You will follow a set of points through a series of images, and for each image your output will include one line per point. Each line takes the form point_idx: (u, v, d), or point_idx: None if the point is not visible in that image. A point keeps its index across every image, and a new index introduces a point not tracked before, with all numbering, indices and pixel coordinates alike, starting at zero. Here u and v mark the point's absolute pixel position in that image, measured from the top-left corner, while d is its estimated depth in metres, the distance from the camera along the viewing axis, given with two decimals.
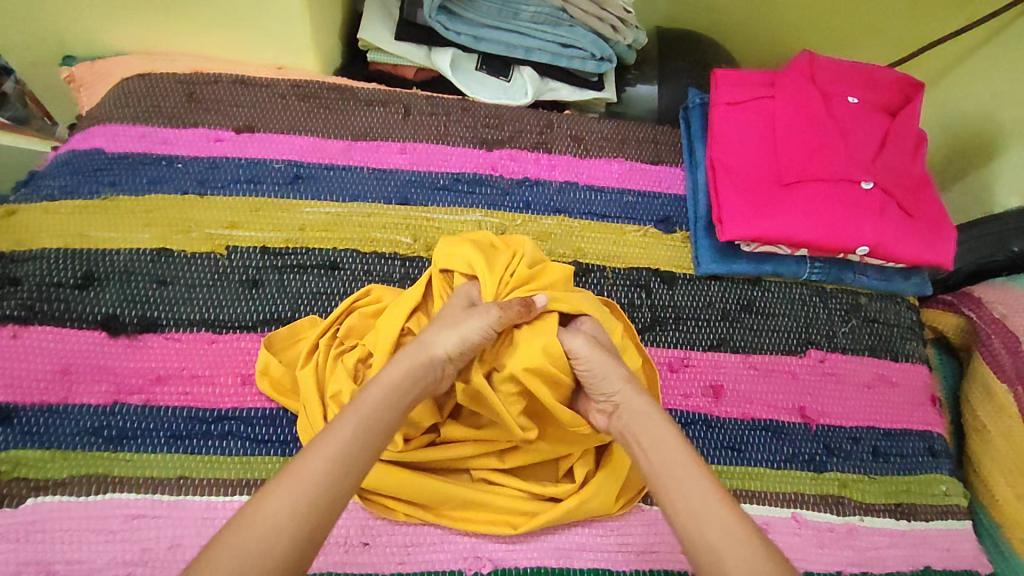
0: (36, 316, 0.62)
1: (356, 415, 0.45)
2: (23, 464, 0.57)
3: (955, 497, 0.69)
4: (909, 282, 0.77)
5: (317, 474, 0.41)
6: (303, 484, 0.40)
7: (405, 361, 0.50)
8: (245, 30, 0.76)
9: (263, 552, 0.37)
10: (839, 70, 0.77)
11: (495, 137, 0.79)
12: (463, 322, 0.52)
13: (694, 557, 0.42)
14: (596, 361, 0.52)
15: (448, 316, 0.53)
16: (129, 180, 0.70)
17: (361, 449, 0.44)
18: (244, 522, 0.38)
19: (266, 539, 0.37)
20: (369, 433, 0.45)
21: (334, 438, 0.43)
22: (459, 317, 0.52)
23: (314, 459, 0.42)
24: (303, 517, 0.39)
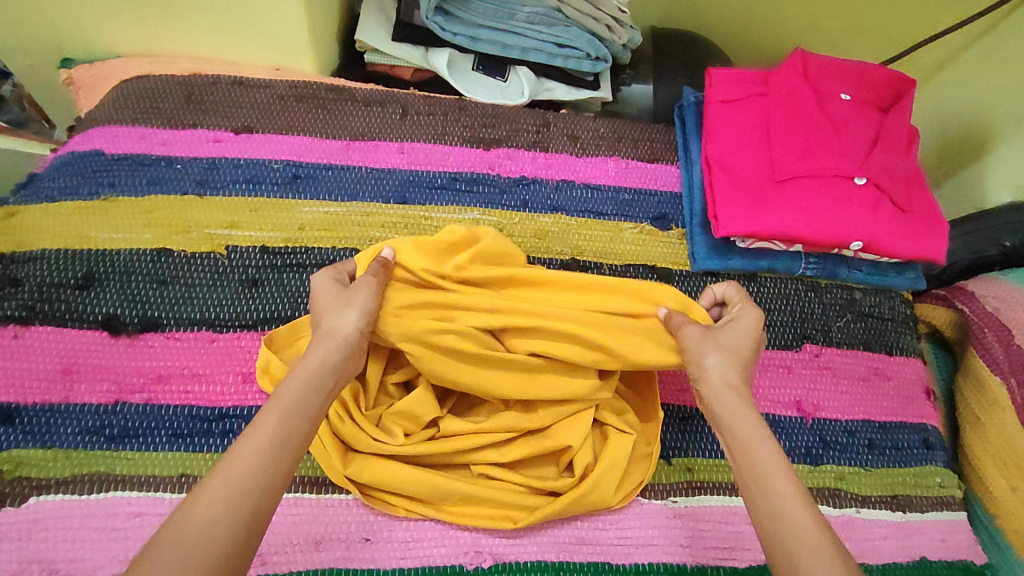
0: (37, 317, 0.62)
1: (280, 408, 0.46)
2: (26, 464, 0.57)
3: (950, 488, 0.70)
4: (903, 276, 0.78)
5: (246, 469, 0.42)
6: (231, 480, 0.41)
7: (317, 350, 0.50)
8: (243, 31, 0.76)
9: (200, 551, 0.37)
10: (831, 68, 0.78)
11: (492, 136, 0.79)
12: (351, 298, 0.53)
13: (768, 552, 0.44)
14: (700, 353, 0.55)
15: (333, 298, 0.54)
16: (129, 181, 0.70)
17: (290, 437, 0.45)
18: (175, 528, 0.38)
19: (201, 538, 0.38)
20: (296, 423, 0.46)
21: (259, 433, 0.44)
22: (345, 295, 0.54)
23: (239, 456, 0.42)
24: (236, 510, 0.40)
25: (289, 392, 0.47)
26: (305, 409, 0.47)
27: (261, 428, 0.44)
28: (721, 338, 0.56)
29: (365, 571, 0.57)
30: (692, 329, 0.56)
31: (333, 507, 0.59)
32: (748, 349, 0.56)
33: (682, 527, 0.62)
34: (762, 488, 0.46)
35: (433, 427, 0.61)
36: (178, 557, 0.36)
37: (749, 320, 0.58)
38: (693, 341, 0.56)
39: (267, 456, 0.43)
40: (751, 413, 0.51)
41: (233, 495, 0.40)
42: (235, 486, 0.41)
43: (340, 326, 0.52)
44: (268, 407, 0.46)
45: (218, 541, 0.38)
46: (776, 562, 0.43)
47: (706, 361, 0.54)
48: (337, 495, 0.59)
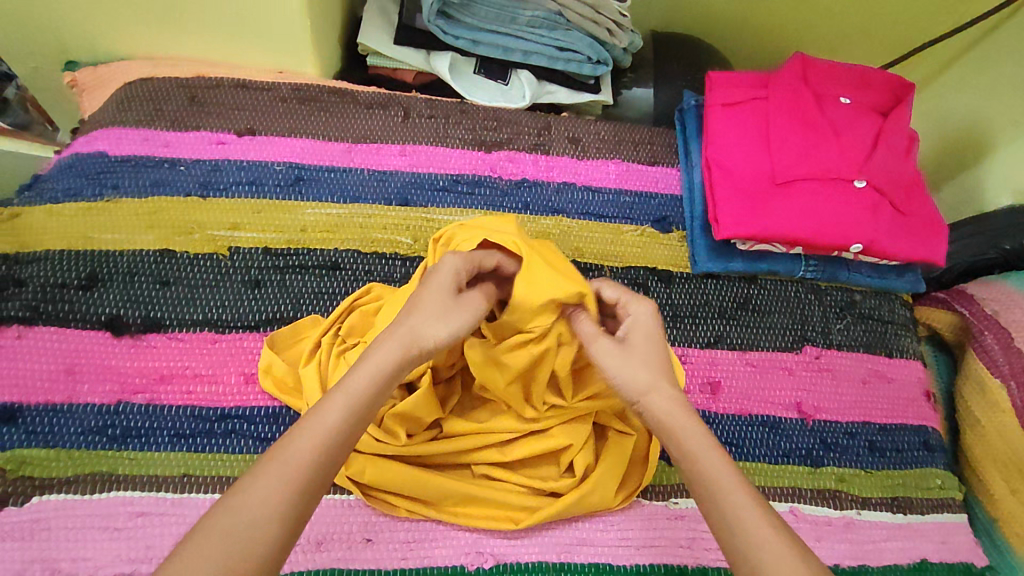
0: (41, 317, 0.63)
1: (345, 400, 0.45)
2: (29, 463, 0.57)
3: (950, 490, 0.70)
4: (903, 279, 0.78)
5: (301, 463, 0.41)
6: (286, 474, 0.40)
7: (394, 347, 0.48)
8: (246, 33, 0.77)
9: (250, 537, 0.37)
10: (832, 72, 0.79)
11: (493, 138, 0.80)
12: (450, 314, 0.50)
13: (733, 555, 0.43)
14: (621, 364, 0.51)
15: (436, 302, 0.51)
16: (131, 183, 0.71)
17: (345, 434, 0.44)
18: (220, 522, 0.38)
19: (249, 533, 0.38)
20: (356, 417, 0.45)
21: (318, 424, 0.43)
22: (448, 305, 0.51)
23: (298, 446, 0.42)
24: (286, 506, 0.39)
25: (355, 387, 0.46)
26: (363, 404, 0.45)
27: (321, 421, 0.43)
28: (632, 344, 0.52)
29: (367, 571, 0.57)
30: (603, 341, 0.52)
31: (336, 507, 0.59)
32: (659, 352, 0.52)
33: (683, 529, 0.62)
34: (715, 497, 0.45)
35: (434, 428, 0.61)
36: (227, 543, 0.37)
37: (645, 315, 0.54)
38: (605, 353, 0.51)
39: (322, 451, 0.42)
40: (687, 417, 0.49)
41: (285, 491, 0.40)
42: (288, 481, 0.40)
43: (424, 334, 0.49)
44: (331, 395, 0.45)
45: (264, 537, 0.38)
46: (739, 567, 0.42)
47: (629, 374, 0.50)
48: (339, 496, 0.59)
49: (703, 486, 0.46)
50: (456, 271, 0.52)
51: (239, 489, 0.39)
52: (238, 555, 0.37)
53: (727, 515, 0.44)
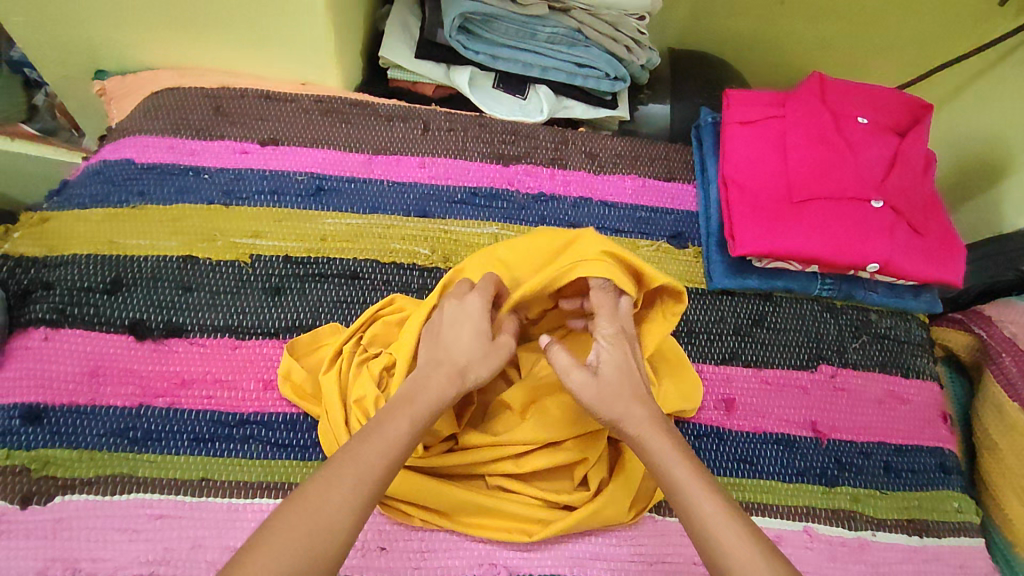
0: (67, 320, 0.64)
1: (408, 417, 0.49)
2: (52, 463, 0.58)
3: (967, 514, 0.70)
4: (919, 299, 0.77)
5: (371, 471, 0.45)
6: (358, 480, 0.44)
7: (444, 383, 0.52)
8: (273, 46, 0.78)
9: (330, 527, 0.41)
10: (850, 92, 0.80)
11: (511, 152, 0.81)
12: (488, 353, 0.56)
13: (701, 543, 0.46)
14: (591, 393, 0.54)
15: (475, 341, 0.55)
16: (157, 190, 0.72)
17: (405, 449, 0.48)
18: (299, 516, 0.41)
19: (323, 533, 0.41)
20: (417, 433, 0.49)
21: (385, 440, 0.47)
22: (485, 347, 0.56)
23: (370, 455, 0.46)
24: (354, 511, 0.43)
25: (419, 410, 0.50)
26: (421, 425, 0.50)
27: (388, 435, 0.47)
28: (605, 376, 0.55)
29: None
30: (579, 373, 0.55)
31: None
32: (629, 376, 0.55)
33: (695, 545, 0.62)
34: (703, 531, 0.46)
35: (450, 441, 0.62)
36: (310, 525, 0.41)
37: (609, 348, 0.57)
38: (581, 386, 0.54)
39: (387, 464, 0.46)
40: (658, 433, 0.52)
41: (356, 498, 0.44)
42: (359, 488, 0.44)
43: (472, 374, 0.54)
44: (396, 410, 0.49)
45: (334, 539, 0.41)
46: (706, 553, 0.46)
47: (603, 404, 0.53)
48: None
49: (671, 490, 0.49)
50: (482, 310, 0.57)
51: (316, 486, 0.43)
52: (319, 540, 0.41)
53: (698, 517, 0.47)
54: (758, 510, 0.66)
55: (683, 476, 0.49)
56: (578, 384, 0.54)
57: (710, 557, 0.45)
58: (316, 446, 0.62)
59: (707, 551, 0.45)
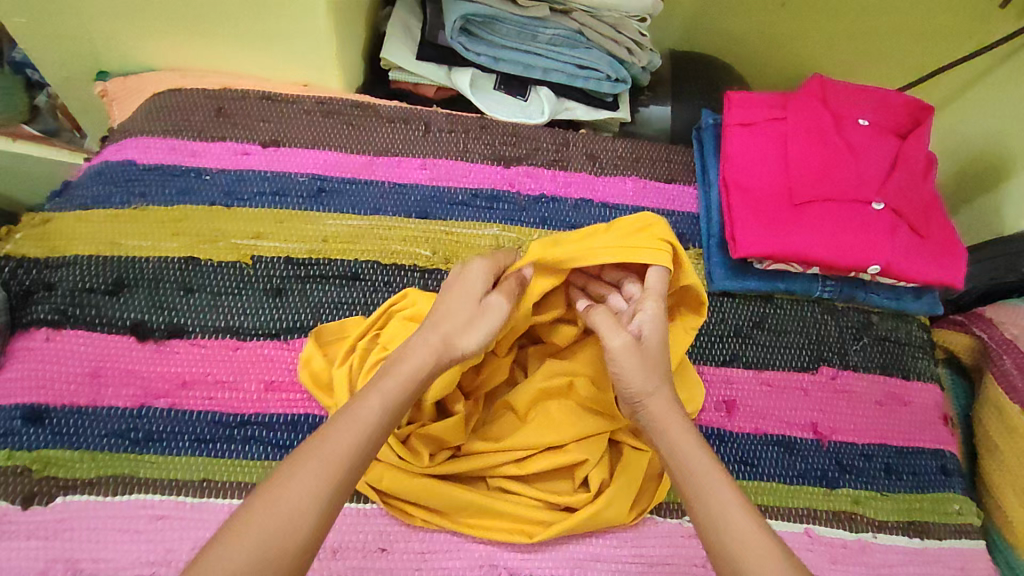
0: (69, 321, 0.64)
1: (380, 397, 0.49)
2: (53, 464, 0.58)
3: (968, 516, 0.70)
4: (920, 301, 0.77)
5: (337, 455, 0.45)
6: (323, 466, 0.44)
7: (425, 352, 0.52)
8: (274, 48, 0.79)
9: (295, 514, 0.42)
10: (851, 94, 0.80)
11: (512, 154, 0.81)
12: (476, 320, 0.54)
13: (701, 524, 0.47)
14: (628, 361, 0.54)
15: (462, 306, 0.55)
16: (159, 191, 0.72)
17: (380, 428, 0.48)
18: (258, 510, 0.41)
19: (285, 525, 0.41)
20: (391, 413, 0.48)
21: (353, 421, 0.47)
22: (473, 313, 0.55)
23: (337, 437, 0.45)
24: (320, 498, 0.43)
25: (391, 386, 0.49)
26: (394, 403, 0.49)
27: (357, 417, 0.47)
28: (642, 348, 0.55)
29: None
30: (626, 338, 0.55)
31: (351, 516, 0.59)
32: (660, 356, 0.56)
33: (696, 547, 0.62)
34: (707, 511, 0.47)
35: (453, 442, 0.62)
36: (275, 512, 0.41)
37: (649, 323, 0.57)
38: (622, 351, 0.54)
39: (356, 447, 0.46)
40: (675, 417, 0.53)
41: (321, 484, 0.43)
42: (324, 475, 0.44)
43: (456, 342, 0.53)
44: (368, 389, 0.49)
45: (297, 529, 0.41)
46: (706, 534, 0.47)
47: (633, 377, 0.54)
48: (354, 505, 0.60)
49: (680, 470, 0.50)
50: (484, 279, 0.57)
51: (279, 478, 0.43)
52: (284, 526, 0.41)
53: (704, 498, 0.48)
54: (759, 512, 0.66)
55: (693, 459, 0.50)
56: (618, 348, 0.55)
57: (718, 553, 0.46)
58: None
59: (707, 531, 0.47)
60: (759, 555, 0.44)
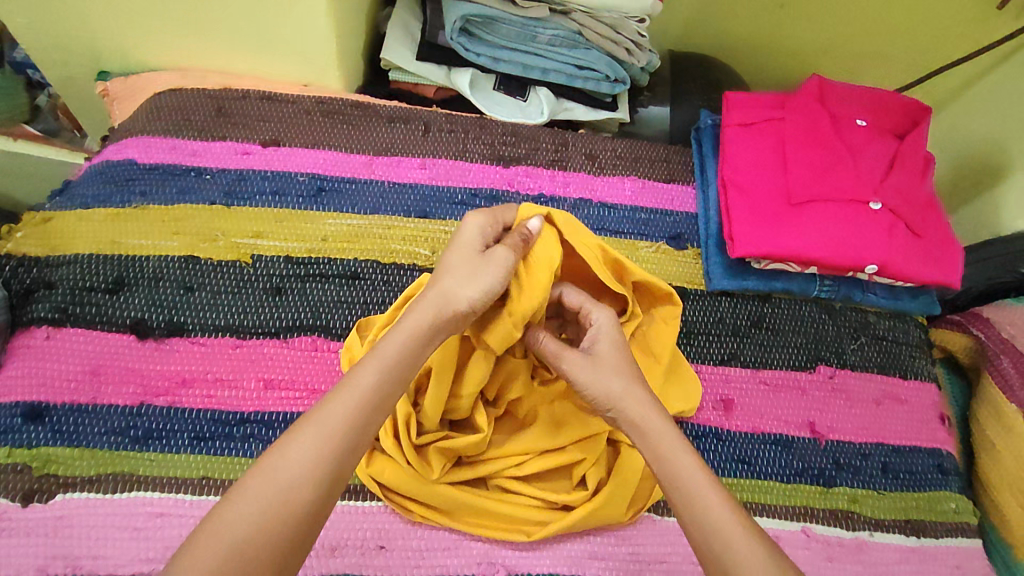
0: (69, 319, 0.64)
1: (378, 364, 0.48)
2: (53, 461, 0.59)
3: (965, 515, 0.70)
4: (918, 300, 0.78)
5: (334, 426, 0.45)
6: (321, 437, 0.44)
7: (427, 310, 0.51)
8: (275, 48, 0.79)
9: (296, 482, 0.42)
10: (849, 95, 0.80)
11: (511, 153, 0.81)
12: (478, 272, 0.53)
13: (691, 527, 0.47)
14: (587, 379, 0.54)
15: (461, 261, 0.54)
16: (160, 190, 0.72)
17: (381, 400, 0.47)
18: (256, 483, 0.41)
19: (283, 495, 0.41)
20: (390, 380, 0.48)
21: (354, 390, 0.46)
22: (475, 265, 0.53)
23: (335, 407, 0.45)
24: (319, 468, 0.43)
25: (389, 350, 0.49)
26: (395, 374, 0.48)
27: (354, 385, 0.47)
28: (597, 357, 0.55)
29: None
30: (575, 358, 0.55)
31: (350, 514, 0.59)
32: (625, 358, 0.56)
33: None
34: (698, 514, 0.47)
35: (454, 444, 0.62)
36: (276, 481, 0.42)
37: (607, 323, 0.57)
38: (574, 365, 0.55)
39: (353, 416, 0.45)
40: (656, 415, 0.52)
41: (318, 456, 0.43)
42: (322, 446, 0.44)
43: (458, 294, 0.52)
44: (367, 358, 0.49)
45: (296, 500, 0.42)
46: (696, 539, 0.47)
47: (602, 384, 0.53)
48: (354, 502, 0.60)
49: (667, 474, 0.49)
50: (478, 234, 0.55)
51: (277, 451, 0.43)
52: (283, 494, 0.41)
53: (692, 502, 0.48)
54: (756, 510, 0.66)
55: (679, 461, 0.50)
56: (572, 372, 0.55)
57: (714, 562, 0.45)
58: None
59: (699, 536, 0.47)
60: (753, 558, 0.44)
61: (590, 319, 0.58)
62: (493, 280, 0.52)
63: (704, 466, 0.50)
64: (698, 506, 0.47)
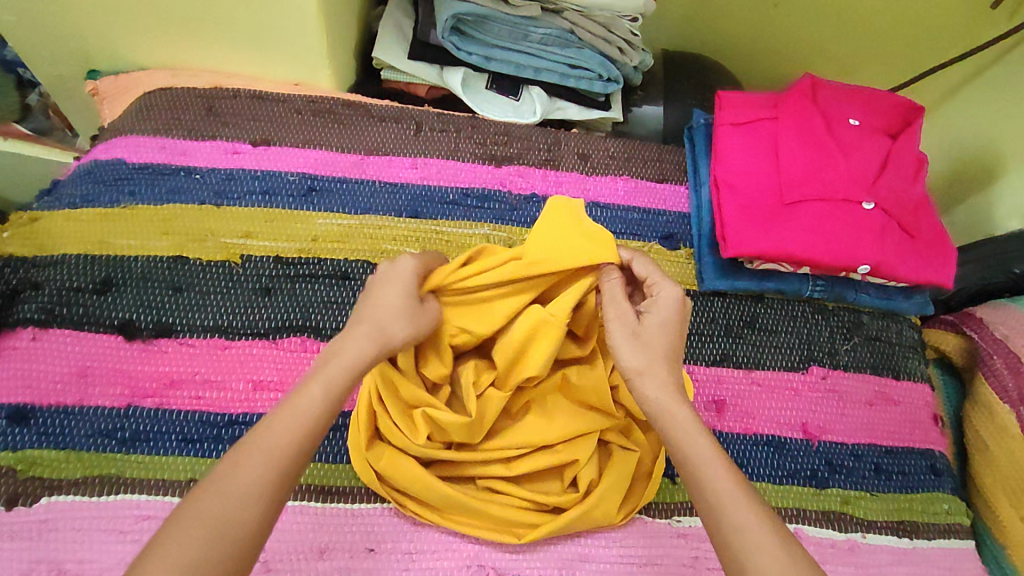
0: (56, 320, 0.64)
1: (322, 383, 0.47)
2: (39, 464, 0.58)
3: (957, 515, 0.70)
4: (911, 301, 0.77)
5: (281, 448, 0.43)
6: (265, 461, 0.42)
7: (366, 341, 0.49)
8: (263, 45, 0.78)
9: (239, 506, 0.40)
10: (841, 93, 0.80)
11: (503, 153, 0.81)
12: (416, 315, 0.54)
13: (701, 504, 0.46)
14: (621, 338, 0.53)
15: (395, 297, 0.53)
16: (148, 190, 0.72)
17: (324, 419, 0.46)
18: (198, 512, 0.39)
19: (228, 521, 0.39)
20: (335, 400, 0.46)
21: (296, 412, 0.45)
22: (411, 307, 0.53)
23: (278, 427, 0.43)
24: (264, 494, 0.41)
25: (333, 373, 0.47)
26: (338, 391, 0.47)
27: (298, 408, 0.45)
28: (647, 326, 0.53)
29: None
30: (625, 317, 0.53)
31: (339, 516, 0.59)
32: (667, 334, 0.54)
33: (685, 547, 0.62)
34: (708, 492, 0.46)
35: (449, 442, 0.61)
36: (218, 505, 0.39)
37: (667, 297, 0.55)
38: (617, 324, 0.53)
39: (298, 437, 0.44)
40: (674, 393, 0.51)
41: (263, 481, 0.41)
42: (268, 470, 0.42)
43: (394, 332, 0.51)
44: (311, 380, 0.47)
45: (241, 523, 0.39)
46: (705, 515, 0.46)
47: (627, 352, 0.52)
48: (343, 505, 0.60)
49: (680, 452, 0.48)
50: (415, 271, 0.55)
51: (218, 475, 0.41)
52: (225, 519, 0.39)
53: (704, 480, 0.46)
54: None
55: (692, 439, 0.48)
56: (614, 328, 0.53)
57: (723, 549, 0.44)
58: None
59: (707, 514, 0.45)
60: (761, 539, 0.43)
61: (654, 291, 0.56)
62: (420, 326, 0.54)
63: (718, 446, 0.48)
64: (710, 484, 0.46)
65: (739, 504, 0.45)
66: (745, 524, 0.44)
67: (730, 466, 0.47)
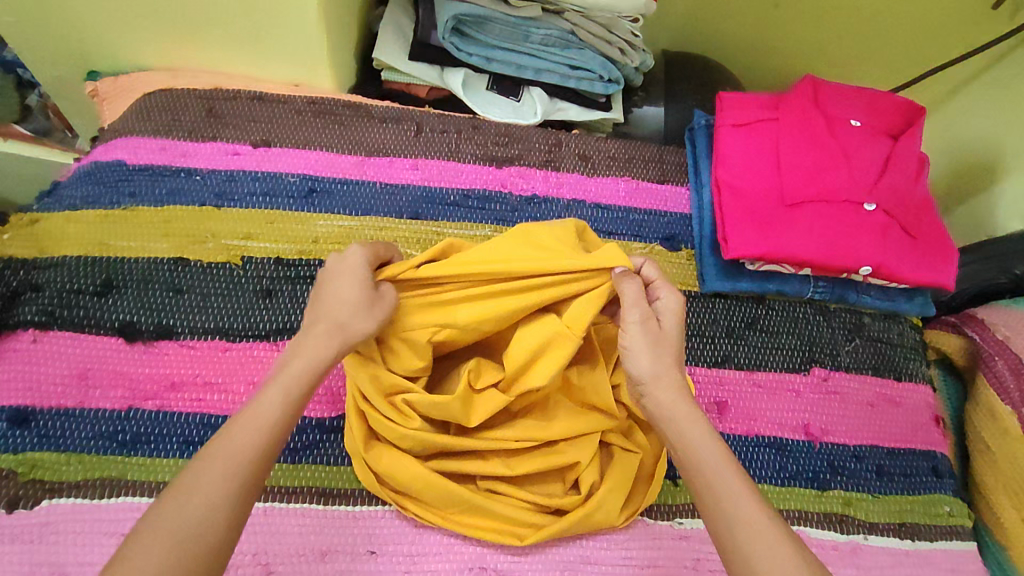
0: (56, 322, 0.64)
1: (280, 388, 0.47)
2: (40, 466, 0.58)
3: (959, 517, 0.70)
4: (913, 302, 0.77)
5: (242, 455, 0.43)
6: (228, 467, 0.42)
7: (324, 343, 0.50)
8: (263, 46, 0.78)
9: (204, 513, 0.40)
10: (842, 95, 0.79)
11: (504, 154, 0.80)
12: (376, 306, 0.53)
13: (708, 509, 0.46)
14: (636, 344, 0.52)
15: (348, 292, 0.52)
16: (149, 191, 0.72)
17: (285, 423, 0.46)
18: (164, 521, 0.39)
19: (194, 529, 0.39)
20: (294, 404, 0.47)
21: (256, 419, 0.45)
22: (366, 300, 0.52)
23: (239, 434, 0.44)
24: (229, 500, 0.41)
25: (291, 377, 0.48)
26: (297, 394, 0.47)
27: (259, 414, 0.45)
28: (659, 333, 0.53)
29: None
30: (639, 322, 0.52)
31: (340, 519, 0.59)
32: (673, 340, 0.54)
33: (687, 549, 0.62)
34: (716, 498, 0.46)
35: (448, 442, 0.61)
36: (185, 514, 0.39)
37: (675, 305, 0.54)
38: (636, 328, 0.52)
39: (258, 441, 0.44)
40: (680, 396, 0.51)
41: (228, 487, 0.41)
42: (231, 476, 0.42)
43: (353, 326, 0.51)
44: (270, 386, 0.47)
45: (209, 532, 0.40)
46: (714, 520, 0.45)
47: (639, 358, 0.52)
48: (345, 507, 0.60)
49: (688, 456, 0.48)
50: (366, 263, 0.54)
51: (182, 486, 0.40)
52: (191, 528, 0.39)
53: (712, 484, 0.46)
54: None
55: (700, 443, 0.48)
56: (631, 333, 0.52)
57: (733, 554, 0.44)
58: (306, 449, 0.62)
59: (715, 519, 0.45)
60: (770, 543, 0.43)
61: (658, 297, 0.55)
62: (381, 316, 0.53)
63: (726, 449, 0.48)
64: (718, 489, 0.46)
65: (748, 509, 0.45)
66: (754, 529, 0.44)
67: (737, 469, 0.47)
